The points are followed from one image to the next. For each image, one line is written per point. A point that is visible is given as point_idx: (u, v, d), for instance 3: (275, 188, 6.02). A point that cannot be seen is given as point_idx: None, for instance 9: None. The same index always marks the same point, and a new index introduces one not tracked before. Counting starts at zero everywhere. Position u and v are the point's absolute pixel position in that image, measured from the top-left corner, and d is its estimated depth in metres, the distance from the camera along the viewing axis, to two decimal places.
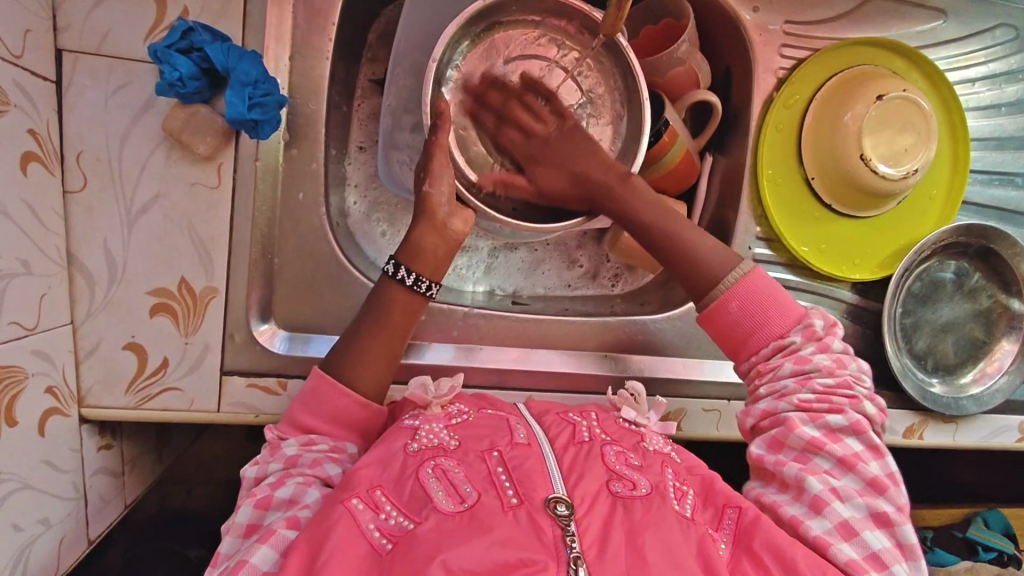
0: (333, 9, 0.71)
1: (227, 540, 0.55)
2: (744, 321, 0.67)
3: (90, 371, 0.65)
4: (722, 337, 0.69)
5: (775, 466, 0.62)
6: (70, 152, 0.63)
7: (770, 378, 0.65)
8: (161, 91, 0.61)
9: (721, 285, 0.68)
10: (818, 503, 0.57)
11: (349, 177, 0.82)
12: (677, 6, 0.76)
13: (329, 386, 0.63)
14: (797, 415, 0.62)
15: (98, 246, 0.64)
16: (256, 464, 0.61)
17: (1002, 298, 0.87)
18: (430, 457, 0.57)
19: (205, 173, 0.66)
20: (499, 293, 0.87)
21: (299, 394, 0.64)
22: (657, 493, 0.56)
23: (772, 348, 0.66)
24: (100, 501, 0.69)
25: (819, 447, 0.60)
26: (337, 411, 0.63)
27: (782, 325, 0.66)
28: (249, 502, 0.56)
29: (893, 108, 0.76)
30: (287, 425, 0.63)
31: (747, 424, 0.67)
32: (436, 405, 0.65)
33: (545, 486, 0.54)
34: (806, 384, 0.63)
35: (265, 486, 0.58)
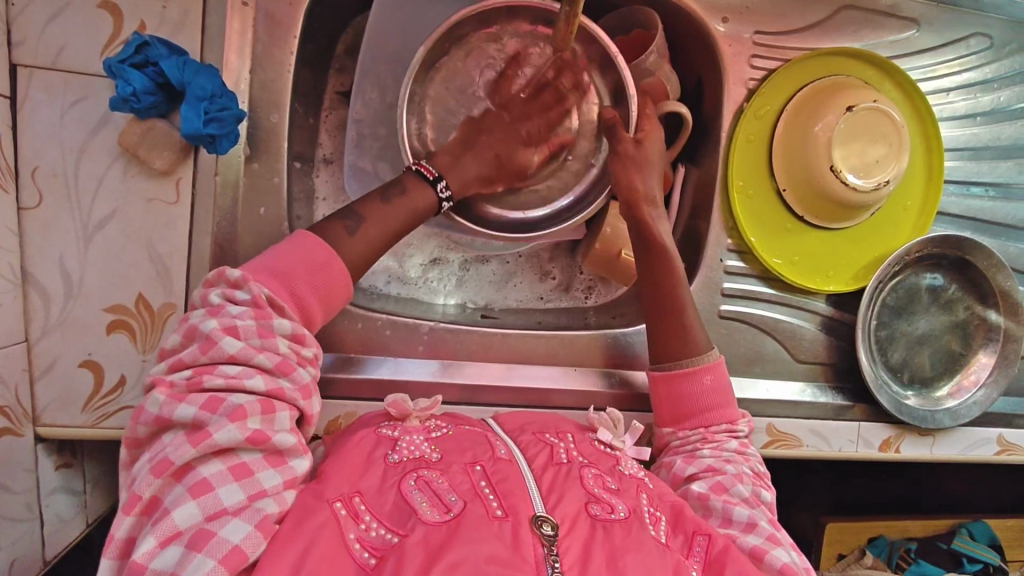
0: (295, 21, 0.70)
1: (191, 450, 0.47)
2: (706, 397, 0.70)
3: (46, 389, 0.64)
4: (674, 403, 0.71)
5: (724, 505, 0.63)
6: (23, 168, 0.62)
7: (713, 446, 0.69)
8: (116, 106, 0.60)
9: (697, 359, 0.71)
10: (774, 539, 0.60)
11: (318, 190, 0.81)
12: (644, 15, 0.76)
13: (341, 268, 0.60)
14: (741, 473, 0.66)
15: (54, 263, 0.63)
16: (238, 339, 0.52)
17: (979, 310, 0.86)
18: (411, 470, 0.56)
19: (163, 188, 0.65)
20: (471, 306, 0.86)
21: (299, 260, 0.58)
22: (634, 517, 0.56)
23: (723, 429, 0.70)
24: (57, 519, 0.68)
25: (758, 503, 0.64)
26: (330, 295, 0.59)
27: (736, 413, 0.71)
28: (240, 428, 0.49)
29: (864, 118, 0.75)
30: (282, 288, 0.56)
31: (684, 472, 0.68)
32: (415, 418, 0.64)
33: (528, 503, 0.54)
34: (746, 459, 0.69)
35: (253, 403, 0.50)
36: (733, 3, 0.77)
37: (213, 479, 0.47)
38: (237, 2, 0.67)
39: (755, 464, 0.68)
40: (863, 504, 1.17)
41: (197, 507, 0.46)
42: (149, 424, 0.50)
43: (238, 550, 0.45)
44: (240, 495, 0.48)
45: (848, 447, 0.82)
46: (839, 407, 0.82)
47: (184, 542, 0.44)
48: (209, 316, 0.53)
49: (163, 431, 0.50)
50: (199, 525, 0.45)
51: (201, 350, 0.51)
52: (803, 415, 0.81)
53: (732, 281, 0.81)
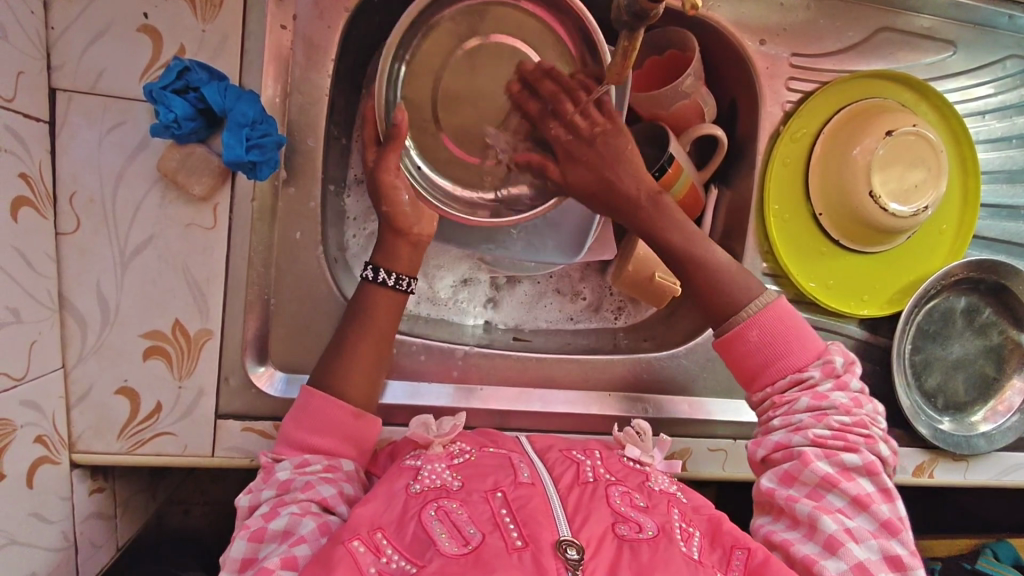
0: (333, 44, 0.70)
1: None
2: (762, 354, 0.66)
3: (82, 416, 0.64)
4: (737, 367, 0.67)
5: (786, 500, 0.61)
6: (62, 194, 0.61)
7: (785, 411, 0.64)
8: (156, 133, 0.60)
9: (737, 317, 0.66)
10: (832, 544, 0.57)
11: (349, 210, 0.81)
12: (681, 36, 0.75)
13: (320, 399, 0.61)
14: (813, 451, 0.62)
15: (91, 289, 0.63)
16: (249, 492, 0.59)
17: (1013, 334, 0.85)
18: (432, 499, 0.55)
19: (200, 214, 0.64)
20: (500, 327, 0.85)
21: (291, 411, 0.63)
22: (664, 534, 0.55)
23: (788, 382, 0.65)
24: (90, 545, 0.68)
25: (833, 484, 0.60)
26: (334, 426, 0.61)
27: (803, 357, 0.65)
28: (243, 534, 0.55)
29: (903, 143, 0.74)
30: (280, 446, 0.61)
31: (757, 454, 0.66)
32: (438, 444, 0.63)
33: (551, 528, 0.52)
34: (822, 420, 0.63)
35: (258, 517, 0.56)
36: (771, 25, 0.77)
37: None
38: (276, 25, 0.66)
39: (834, 425, 0.62)
40: None
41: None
42: None
43: None
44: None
45: None
46: None
47: None
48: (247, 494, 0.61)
49: None
50: None
51: (235, 516, 0.59)
52: None
53: None
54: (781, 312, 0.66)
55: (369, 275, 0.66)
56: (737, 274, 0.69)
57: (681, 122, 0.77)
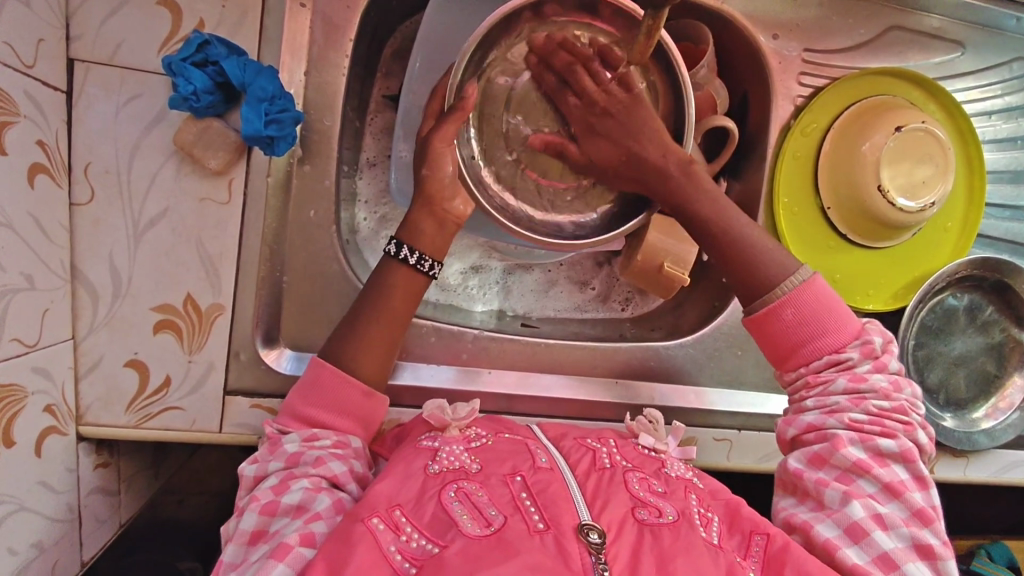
0: (351, 25, 0.70)
1: (232, 547, 0.53)
2: (799, 331, 0.63)
3: (90, 387, 0.64)
4: (774, 345, 0.65)
5: (816, 484, 0.60)
6: (78, 164, 0.61)
7: (820, 392, 0.63)
8: (174, 105, 0.60)
9: (775, 293, 0.64)
10: (853, 531, 0.56)
11: (360, 192, 0.81)
12: (695, 30, 0.75)
13: (331, 372, 0.61)
14: (846, 435, 0.60)
15: (103, 260, 0.63)
16: (256, 462, 0.59)
17: (1014, 332, 0.86)
18: (451, 481, 0.55)
19: (215, 188, 0.64)
20: (509, 314, 0.86)
21: (298, 384, 0.62)
22: (683, 519, 0.55)
23: (826, 362, 0.63)
24: (94, 520, 0.68)
25: (864, 471, 0.59)
26: (345, 402, 0.61)
27: (838, 339, 0.63)
28: (254, 507, 0.54)
29: (912, 139, 0.75)
30: (287, 418, 0.61)
31: (787, 434, 0.65)
32: (455, 428, 0.63)
33: (572, 512, 0.52)
34: (859, 405, 0.61)
35: (268, 490, 0.56)
36: (784, 20, 0.78)
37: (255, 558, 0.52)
38: (295, 3, 0.66)
39: (872, 410, 0.60)
40: None
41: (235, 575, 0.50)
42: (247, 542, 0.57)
43: None
44: (266, 549, 0.51)
45: None
46: None
47: None
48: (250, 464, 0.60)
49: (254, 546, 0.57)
50: None
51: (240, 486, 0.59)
52: None
53: None
54: (819, 291, 0.64)
55: (392, 249, 0.65)
56: (766, 249, 0.66)
57: (695, 114, 0.76)
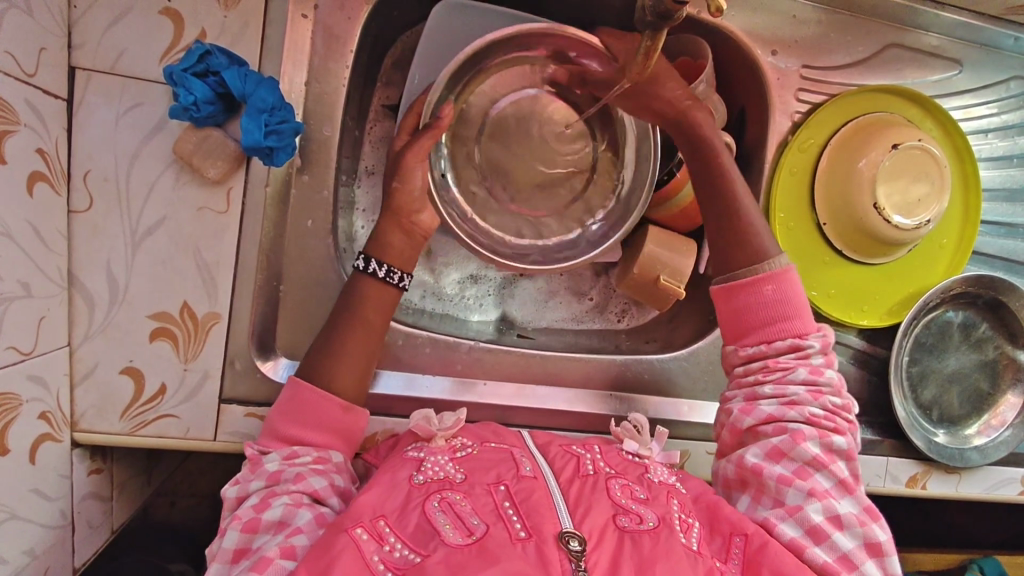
0: (352, 36, 0.70)
1: (214, 567, 0.52)
2: (768, 308, 0.65)
3: (85, 394, 0.64)
4: (731, 317, 0.67)
5: (776, 480, 0.60)
6: (77, 172, 0.61)
7: (776, 379, 0.64)
8: (174, 114, 0.60)
9: (759, 267, 0.66)
10: (817, 533, 0.57)
11: (358, 201, 0.81)
12: (693, 44, 0.75)
13: (310, 391, 0.61)
14: (806, 430, 0.61)
15: (101, 268, 0.63)
16: (237, 483, 0.58)
17: (1008, 350, 0.86)
18: (435, 490, 0.56)
19: (214, 197, 0.65)
20: (505, 325, 0.86)
21: (278, 403, 0.62)
22: (664, 525, 0.55)
23: (788, 345, 0.64)
24: (87, 526, 0.68)
25: (820, 468, 0.60)
26: (324, 419, 0.61)
27: (804, 325, 0.65)
28: (236, 526, 0.54)
29: (908, 156, 0.76)
30: (266, 438, 0.60)
31: (742, 423, 0.64)
32: (440, 439, 0.63)
33: (554, 520, 0.52)
34: (818, 398, 0.63)
35: (249, 508, 0.55)
36: (783, 37, 0.78)
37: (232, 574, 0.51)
38: (297, 14, 0.67)
39: (828, 404, 0.62)
40: None
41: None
42: None
43: None
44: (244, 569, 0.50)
45: (877, 482, 0.81)
46: (868, 442, 0.82)
47: None
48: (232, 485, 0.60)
49: None
50: None
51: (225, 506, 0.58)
52: None
53: None
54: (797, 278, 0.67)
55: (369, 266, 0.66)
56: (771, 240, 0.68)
57: None
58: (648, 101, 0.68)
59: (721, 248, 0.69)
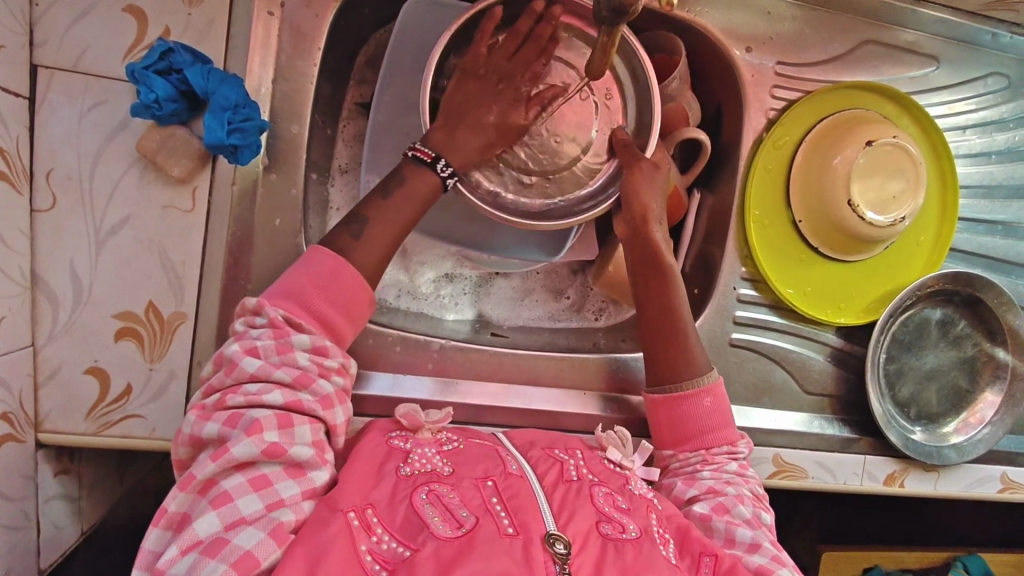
0: (321, 33, 0.70)
1: (214, 465, 0.50)
2: (707, 418, 0.68)
3: (50, 395, 0.63)
4: (673, 425, 0.69)
5: (726, 526, 0.63)
6: (39, 170, 0.61)
7: (713, 467, 0.67)
8: (136, 112, 0.60)
9: (701, 379, 0.69)
10: (779, 560, 0.59)
11: (331, 200, 0.80)
12: (668, 41, 0.74)
13: (351, 276, 0.60)
14: (744, 496, 0.65)
15: (65, 268, 0.62)
16: (257, 358, 0.54)
17: (987, 347, 0.86)
18: (423, 482, 0.55)
19: (179, 196, 0.64)
20: (480, 323, 0.86)
21: (307, 269, 0.59)
22: (646, 536, 0.55)
23: (722, 451, 0.68)
24: (53, 528, 0.67)
25: (759, 524, 0.64)
26: (348, 304, 0.60)
27: (735, 432, 0.69)
28: (256, 440, 0.50)
29: (882, 154, 0.75)
30: (292, 305, 0.57)
31: (685, 493, 0.66)
32: (427, 430, 0.62)
33: (540, 520, 0.52)
34: (747, 481, 0.68)
35: (272, 419, 0.52)
36: (757, 34, 0.77)
37: (234, 491, 0.49)
38: (264, 11, 0.66)
39: (756, 489, 0.67)
40: (858, 536, 1.16)
41: (218, 517, 0.47)
42: (186, 445, 0.53)
43: (251, 556, 0.46)
44: (258, 505, 0.49)
45: (853, 480, 0.81)
46: (845, 440, 0.82)
47: (200, 549, 0.46)
48: (237, 343, 0.56)
49: (196, 448, 0.53)
50: (218, 532, 0.47)
51: (228, 371, 0.54)
52: (809, 446, 0.81)
53: (744, 309, 0.81)
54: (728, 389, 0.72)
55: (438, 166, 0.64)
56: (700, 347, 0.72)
57: (668, 125, 0.76)
58: (625, 202, 0.68)
59: (659, 358, 0.70)
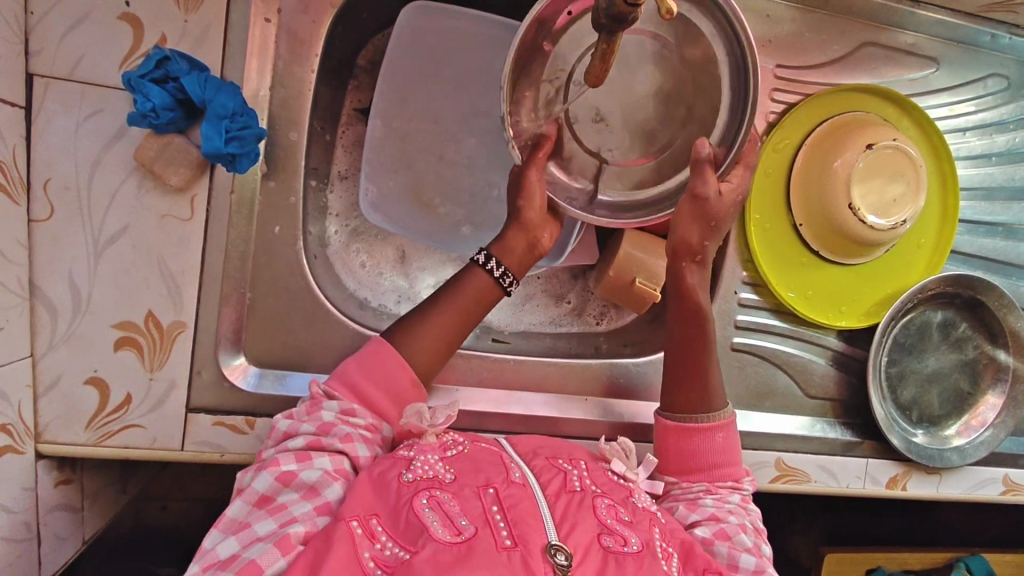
0: (318, 40, 0.69)
1: (239, 503, 0.54)
2: (717, 453, 0.68)
3: (50, 405, 0.63)
4: (681, 455, 0.68)
5: (730, 553, 0.62)
6: (37, 180, 0.60)
7: (716, 496, 0.67)
8: (133, 121, 0.60)
9: (716, 414, 0.68)
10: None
11: (331, 206, 0.80)
12: None
13: (391, 354, 0.63)
14: (747, 525, 0.65)
15: (64, 277, 0.62)
16: (290, 418, 0.60)
17: (988, 349, 0.86)
18: (424, 488, 0.54)
19: (177, 205, 0.64)
20: (482, 328, 0.85)
21: (356, 354, 0.64)
22: (647, 550, 0.55)
23: (726, 487, 0.68)
24: (55, 538, 0.67)
25: (760, 554, 0.63)
26: (393, 384, 0.62)
27: (741, 470, 0.69)
28: (271, 471, 0.55)
29: (883, 157, 0.75)
30: (335, 382, 0.62)
31: (688, 518, 0.66)
32: (432, 434, 0.60)
33: (540, 532, 0.52)
34: (748, 509, 0.67)
35: (291, 455, 0.56)
36: (756, 36, 0.77)
37: (253, 519, 0.53)
38: (261, 18, 0.66)
39: (758, 519, 0.67)
40: (860, 537, 1.16)
41: (236, 540, 0.51)
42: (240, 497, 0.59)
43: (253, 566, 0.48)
44: (271, 525, 0.52)
45: (854, 483, 0.81)
46: (847, 444, 0.82)
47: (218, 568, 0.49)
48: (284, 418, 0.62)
49: None
50: (234, 551, 0.50)
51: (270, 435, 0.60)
52: (811, 450, 0.80)
53: (745, 313, 0.80)
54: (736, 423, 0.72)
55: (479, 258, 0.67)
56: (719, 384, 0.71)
57: None
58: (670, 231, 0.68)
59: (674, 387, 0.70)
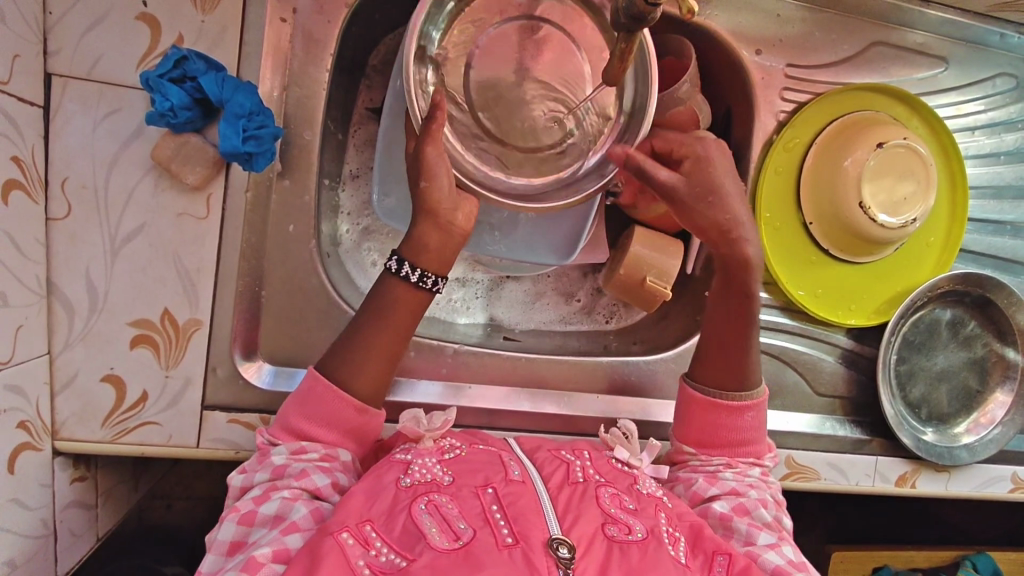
0: (332, 39, 0.69)
1: (212, 557, 0.54)
2: (748, 430, 0.69)
3: (66, 402, 0.63)
4: (712, 427, 0.68)
5: (748, 526, 0.63)
6: (54, 179, 0.61)
7: (738, 470, 0.68)
8: (151, 121, 0.60)
9: (751, 393, 0.69)
10: (796, 565, 0.60)
11: (343, 205, 0.81)
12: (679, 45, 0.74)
13: (325, 387, 0.59)
14: (766, 499, 0.66)
15: (81, 276, 0.63)
16: (243, 472, 0.58)
17: (997, 347, 0.86)
18: (422, 493, 0.55)
19: (194, 203, 0.64)
20: (492, 327, 0.86)
21: (293, 396, 0.61)
22: (652, 537, 0.55)
23: (750, 462, 0.69)
24: (70, 534, 0.67)
25: (777, 527, 0.64)
26: (336, 416, 0.59)
27: (765, 446, 0.70)
28: (232, 518, 0.55)
29: (894, 155, 0.75)
30: (278, 429, 0.60)
31: (707, 492, 0.66)
32: (429, 439, 0.62)
33: (542, 526, 0.52)
34: (767, 484, 0.68)
35: (249, 501, 0.56)
36: (767, 36, 0.78)
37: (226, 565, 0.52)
38: (276, 18, 0.67)
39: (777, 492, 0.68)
40: (866, 535, 1.16)
41: None
42: None
43: None
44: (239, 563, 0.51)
45: (864, 481, 0.82)
46: (856, 441, 0.82)
47: None
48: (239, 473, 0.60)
49: None
50: None
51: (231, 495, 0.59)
52: (821, 447, 0.81)
53: None
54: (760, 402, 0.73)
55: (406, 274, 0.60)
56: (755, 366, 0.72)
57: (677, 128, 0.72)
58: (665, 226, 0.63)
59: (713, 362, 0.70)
